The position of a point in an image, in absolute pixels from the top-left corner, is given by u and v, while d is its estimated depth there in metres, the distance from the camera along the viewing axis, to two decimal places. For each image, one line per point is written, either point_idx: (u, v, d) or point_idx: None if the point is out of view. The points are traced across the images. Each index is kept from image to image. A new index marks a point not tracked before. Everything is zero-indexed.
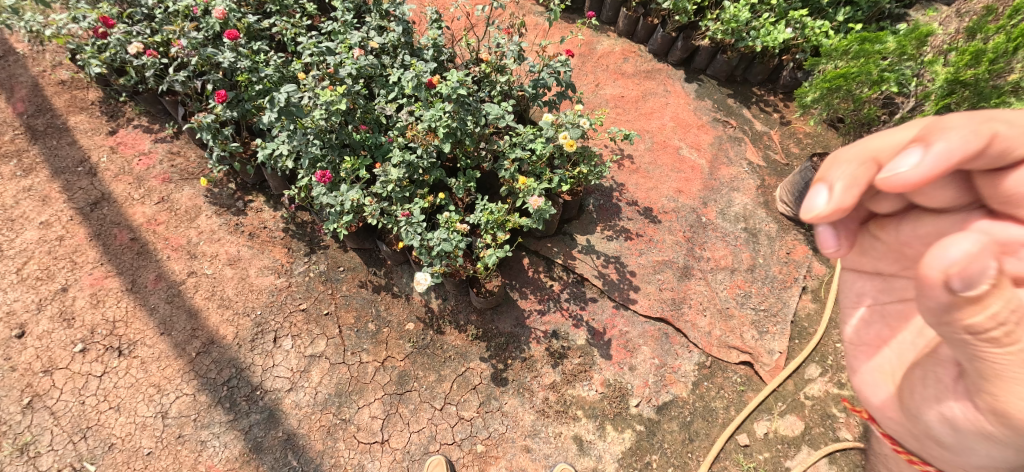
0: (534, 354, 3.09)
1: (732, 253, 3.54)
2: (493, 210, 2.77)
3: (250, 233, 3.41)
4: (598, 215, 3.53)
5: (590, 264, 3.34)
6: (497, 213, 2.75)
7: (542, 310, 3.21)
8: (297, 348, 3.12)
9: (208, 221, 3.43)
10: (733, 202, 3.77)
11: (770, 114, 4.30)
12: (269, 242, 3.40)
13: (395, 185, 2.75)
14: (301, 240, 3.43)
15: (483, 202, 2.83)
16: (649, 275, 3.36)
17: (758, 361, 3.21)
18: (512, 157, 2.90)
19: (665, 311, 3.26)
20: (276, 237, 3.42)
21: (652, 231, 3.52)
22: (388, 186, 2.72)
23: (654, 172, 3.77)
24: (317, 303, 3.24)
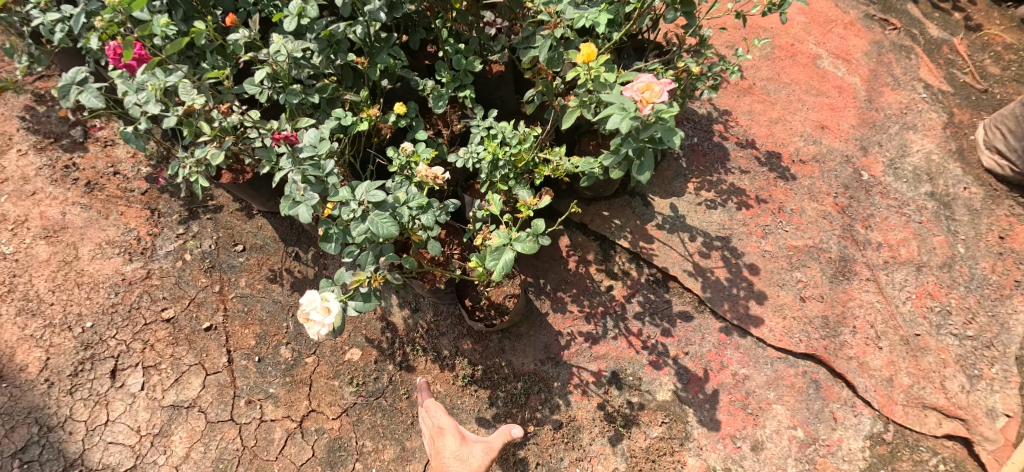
0: (578, 418, 1.67)
1: (918, 236, 2.06)
2: (507, 141, 1.30)
3: (87, 183, 1.97)
4: (689, 162, 2.00)
5: (677, 251, 1.85)
6: (515, 147, 1.30)
7: (594, 334, 1.76)
8: (152, 390, 1.74)
9: (15, 159, 1.98)
10: (908, 148, 2.25)
11: (950, 11, 2.70)
12: (118, 199, 1.96)
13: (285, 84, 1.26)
14: (175, 197, 1.98)
15: (487, 124, 1.35)
16: (782, 273, 1.86)
17: (975, 437, 1.77)
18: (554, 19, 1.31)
19: (815, 342, 1.78)
20: (131, 191, 1.98)
21: (784, 193, 1.99)
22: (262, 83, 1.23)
23: (779, 93, 2.21)
24: (192, 311, 1.82)
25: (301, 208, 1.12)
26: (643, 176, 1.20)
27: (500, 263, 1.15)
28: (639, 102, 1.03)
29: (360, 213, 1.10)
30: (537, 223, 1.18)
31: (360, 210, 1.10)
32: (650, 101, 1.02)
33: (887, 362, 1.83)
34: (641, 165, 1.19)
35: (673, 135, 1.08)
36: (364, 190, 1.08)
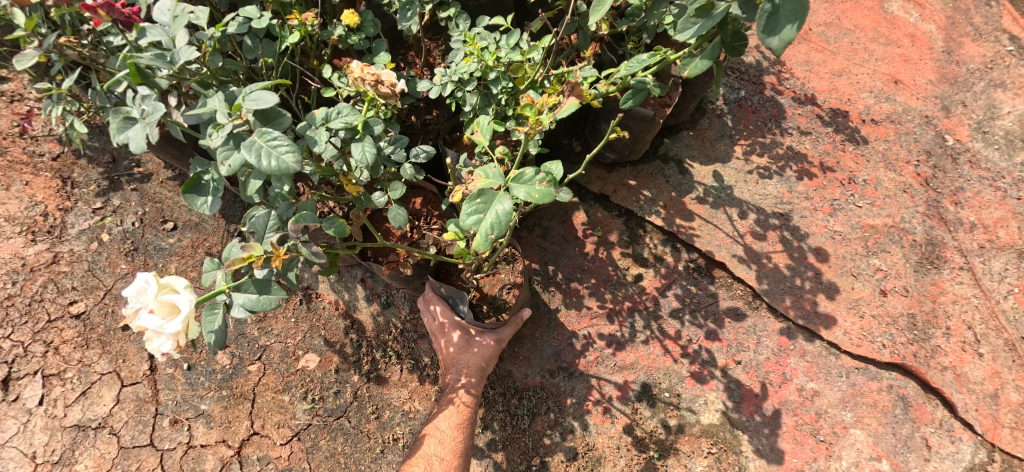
0: (597, 447, 1.30)
1: (1019, 215, 1.61)
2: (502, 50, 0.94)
3: None
4: (735, 121, 1.60)
5: (722, 232, 1.46)
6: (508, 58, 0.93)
7: (617, 337, 1.38)
8: (53, 406, 1.35)
9: None
10: (1001, 106, 1.81)
11: None
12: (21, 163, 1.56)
13: None
14: (94, 164, 1.58)
15: (478, 31, 0.97)
16: (857, 261, 1.47)
17: None
18: None
19: (901, 348, 1.40)
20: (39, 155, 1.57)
21: (853, 161, 1.59)
22: None
23: (841, 41, 1.79)
24: (107, 304, 1.44)
25: (138, 130, 0.69)
26: (774, 37, 0.61)
27: (490, 216, 0.66)
28: None
29: (234, 136, 0.66)
30: (551, 167, 0.83)
31: (234, 131, 0.66)
32: None
33: (989, 373, 1.42)
34: (770, 11, 0.60)
35: None
36: (239, 95, 0.63)
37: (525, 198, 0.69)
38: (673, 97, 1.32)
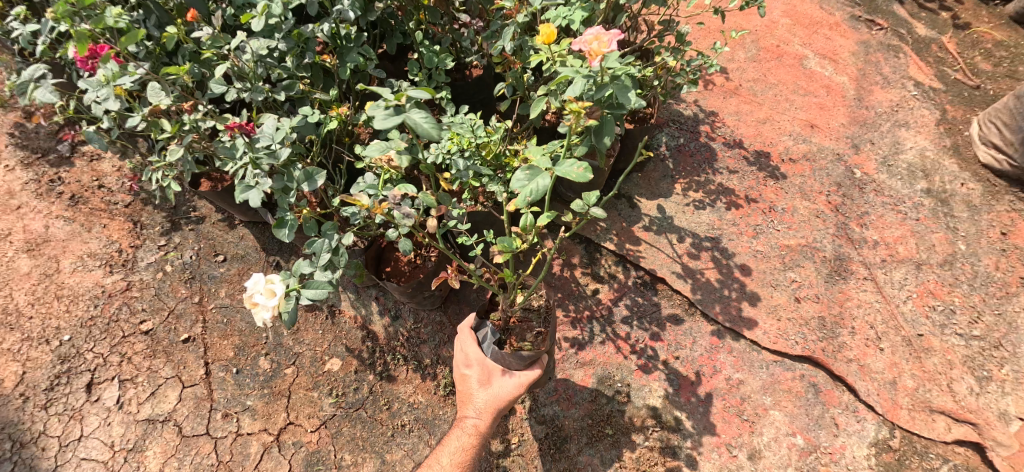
0: (565, 428, 1.61)
1: (916, 233, 2.00)
2: (474, 132, 1.32)
3: (72, 195, 1.97)
4: (675, 163, 1.98)
5: (665, 253, 1.81)
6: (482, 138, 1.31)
7: (580, 339, 1.71)
8: (128, 404, 1.69)
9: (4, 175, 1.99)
10: (902, 145, 2.19)
11: (936, 14, 2.69)
12: (102, 211, 1.95)
13: (252, 80, 1.26)
14: (158, 209, 1.98)
15: (458, 117, 1.36)
16: (776, 274, 1.82)
17: (990, 442, 1.69)
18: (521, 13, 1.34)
19: (812, 344, 1.73)
20: (116, 204, 1.97)
21: (774, 192, 1.95)
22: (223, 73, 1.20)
23: (765, 94, 2.18)
24: (170, 322, 1.79)
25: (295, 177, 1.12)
26: (603, 139, 1.19)
27: (533, 185, 1.01)
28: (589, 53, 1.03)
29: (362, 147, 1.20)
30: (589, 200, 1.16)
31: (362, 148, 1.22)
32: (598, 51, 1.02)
33: (889, 364, 1.76)
34: (600, 129, 1.19)
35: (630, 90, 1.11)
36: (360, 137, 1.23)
37: (563, 170, 1.02)
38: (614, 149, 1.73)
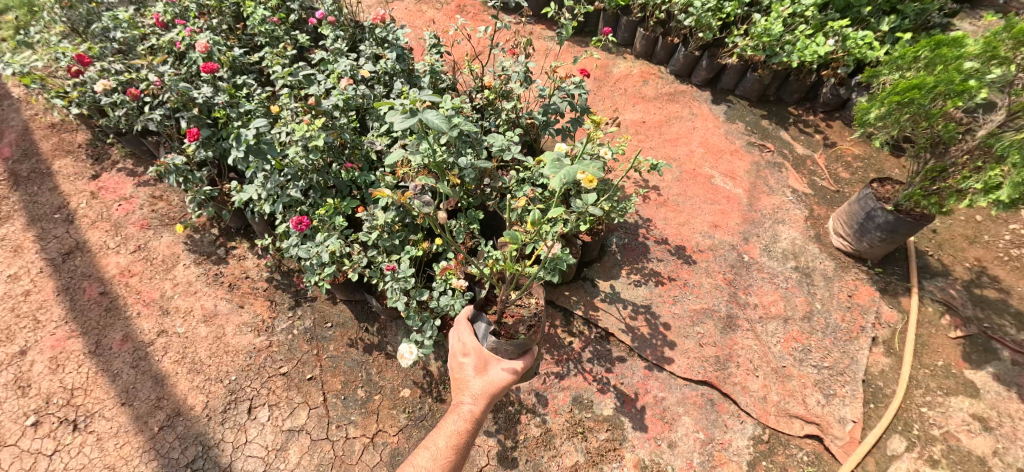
0: (553, 429, 2.59)
1: (784, 298, 3.02)
2: (499, 259, 2.38)
3: (230, 284, 3.01)
4: (622, 256, 3.06)
5: (615, 316, 2.87)
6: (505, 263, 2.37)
7: (561, 373, 2.73)
8: (276, 420, 2.66)
9: (185, 271, 3.03)
10: (778, 236, 3.24)
11: (812, 135, 3.71)
12: (250, 294, 2.98)
13: (382, 232, 2.34)
14: (285, 291, 3.00)
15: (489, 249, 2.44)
16: (687, 328, 2.87)
17: (827, 434, 2.67)
18: (520, 195, 2.58)
19: (708, 373, 2.76)
20: (258, 288, 3.01)
21: (687, 273, 3.02)
22: (373, 233, 2.30)
23: (685, 205, 3.26)
24: (300, 367, 2.79)
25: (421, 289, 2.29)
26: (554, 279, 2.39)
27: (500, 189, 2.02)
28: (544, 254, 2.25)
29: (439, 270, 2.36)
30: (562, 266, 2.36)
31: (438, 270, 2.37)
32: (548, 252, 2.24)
33: (762, 385, 2.77)
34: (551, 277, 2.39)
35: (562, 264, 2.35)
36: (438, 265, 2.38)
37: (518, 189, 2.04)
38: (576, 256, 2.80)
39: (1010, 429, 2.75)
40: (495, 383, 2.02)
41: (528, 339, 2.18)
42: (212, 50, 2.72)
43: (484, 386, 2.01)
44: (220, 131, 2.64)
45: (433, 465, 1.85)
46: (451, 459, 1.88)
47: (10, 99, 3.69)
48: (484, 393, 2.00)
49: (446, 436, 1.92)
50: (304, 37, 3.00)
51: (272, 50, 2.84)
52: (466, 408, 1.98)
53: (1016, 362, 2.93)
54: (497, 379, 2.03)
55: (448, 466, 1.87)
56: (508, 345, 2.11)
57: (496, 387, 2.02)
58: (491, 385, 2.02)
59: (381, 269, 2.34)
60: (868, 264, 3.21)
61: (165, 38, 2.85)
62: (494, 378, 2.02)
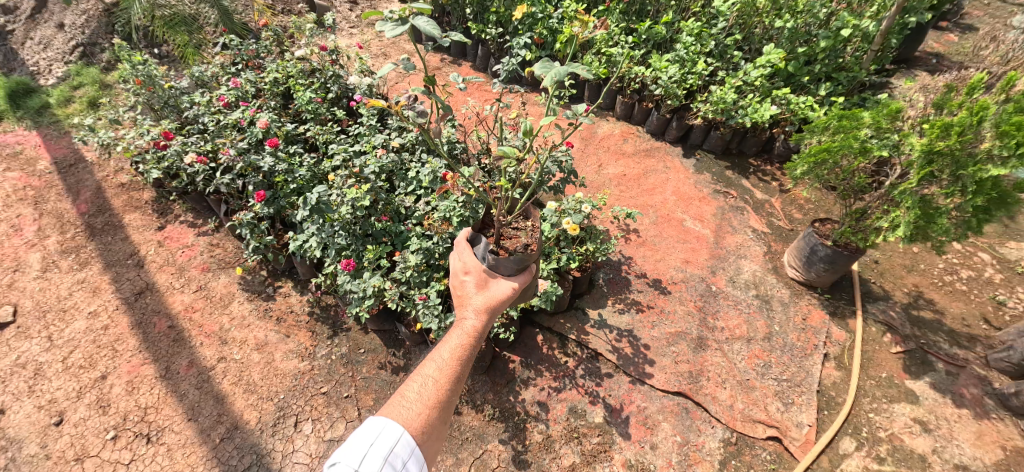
0: (553, 434, 3.08)
1: (748, 321, 3.52)
2: None
3: (278, 318, 3.37)
4: (608, 288, 3.62)
5: (603, 339, 3.40)
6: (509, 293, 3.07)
7: (558, 387, 3.24)
8: (318, 432, 3.01)
9: (240, 307, 3.36)
10: (741, 268, 3.74)
11: (769, 183, 4.20)
12: (295, 326, 3.36)
13: (413, 270, 2.93)
14: (324, 323, 3.39)
15: None
16: (664, 348, 3.39)
17: (786, 436, 3.12)
18: None
19: (683, 385, 3.26)
20: (302, 321, 3.38)
21: (663, 301, 3.57)
22: (407, 271, 2.90)
23: (661, 244, 3.84)
24: (338, 387, 3.18)
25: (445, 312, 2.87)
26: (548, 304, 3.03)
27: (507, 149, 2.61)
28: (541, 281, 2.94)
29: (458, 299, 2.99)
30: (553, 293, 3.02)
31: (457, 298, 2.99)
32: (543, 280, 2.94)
33: (728, 395, 3.25)
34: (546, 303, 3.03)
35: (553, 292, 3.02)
36: None
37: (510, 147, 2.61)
38: (569, 289, 3.35)
39: (946, 430, 3.12)
40: (496, 299, 2.10)
41: (525, 255, 2.17)
42: (271, 126, 3.27)
43: (486, 301, 2.07)
44: (279, 192, 3.19)
45: (440, 374, 1.86)
46: (457, 369, 1.89)
47: (83, 162, 3.85)
48: (485, 308, 2.05)
49: (449, 350, 1.92)
50: (342, 112, 3.54)
51: (319, 125, 3.42)
52: (468, 323, 2.00)
53: (948, 372, 3.33)
54: (497, 295, 2.10)
55: (454, 376, 1.87)
56: (508, 259, 2.12)
57: (496, 304, 2.09)
58: (491, 300, 2.08)
59: (413, 300, 2.89)
60: (818, 291, 3.68)
61: (231, 115, 3.31)
62: (494, 294, 2.10)
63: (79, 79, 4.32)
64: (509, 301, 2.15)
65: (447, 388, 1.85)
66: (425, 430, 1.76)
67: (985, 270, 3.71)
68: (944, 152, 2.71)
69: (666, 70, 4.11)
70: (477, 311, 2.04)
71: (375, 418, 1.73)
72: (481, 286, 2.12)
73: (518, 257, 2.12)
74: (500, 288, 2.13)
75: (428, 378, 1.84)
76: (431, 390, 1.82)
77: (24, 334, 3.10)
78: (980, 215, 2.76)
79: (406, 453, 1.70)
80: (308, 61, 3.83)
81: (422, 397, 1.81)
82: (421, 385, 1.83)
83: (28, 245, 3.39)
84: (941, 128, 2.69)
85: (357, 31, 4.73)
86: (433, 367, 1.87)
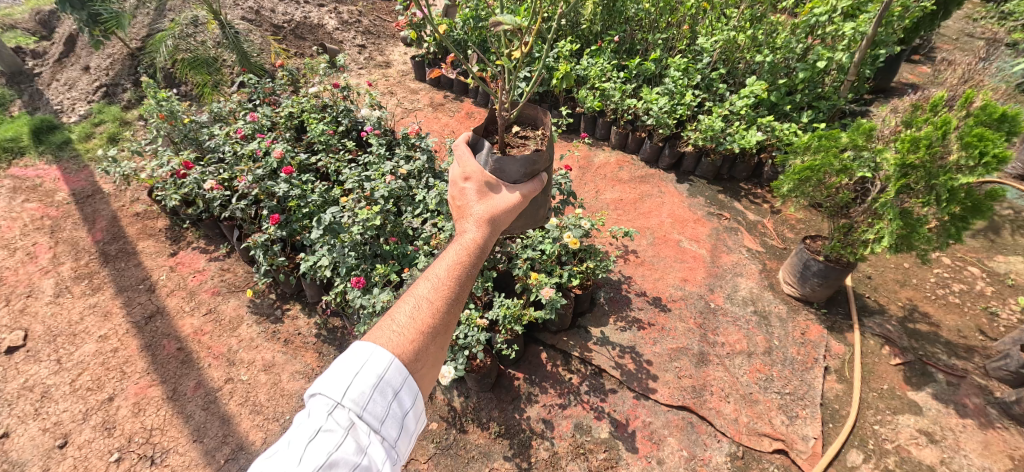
0: (559, 451, 3.07)
1: (748, 337, 3.56)
2: (509, 305, 3.13)
3: (285, 339, 3.29)
4: (609, 307, 3.71)
5: (606, 355, 3.45)
6: (513, 307, 3.12)
7: (563, 403, 3.26)
8: None
9: (248, 329, 3.32)
10: (738, 286, 3.82)
11: (760, 204, 4.37)
12: (302, 347, 3.26)
13: None
14: (331, 344, 3.29)
15: (500, 299, 3.18)
16: (666, 364, 3.43)
17: (793, 449, 3.07)
18: (524, 256, 3.30)
19: (687, 400, 3.26)
20: (309, 343, 3.28)
21: (663, 319, 3.64)
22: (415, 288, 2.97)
23: (658, 263, 3.96)
24: None
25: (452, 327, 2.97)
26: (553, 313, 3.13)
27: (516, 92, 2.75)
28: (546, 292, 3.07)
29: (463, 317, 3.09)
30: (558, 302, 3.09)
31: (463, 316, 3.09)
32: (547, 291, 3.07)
33: (733, 409, 3.23)
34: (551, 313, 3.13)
35: (558, 301, 3.09)
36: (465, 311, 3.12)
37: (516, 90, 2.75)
38: (571, 306, 3.42)
39: (953, 441, 3.04)
40: (499, 209, 2.20)
41: (529, 160, 2.32)
42: (285, 155, 3.44)
43: (489, 209, 2.18)
44: (292, 216, 3.31)
45: (434, 295, 1.83)
46: (452, 289, 1.86)
47: (101, 194, 4.01)
48: (486, 221, 2.12)
49: (446, 267, 1.90)
50: (352, 143, 3.73)
51: (331, 155, 3.60)
52: (470, 233, 2.05)
53: (949, 382, 3.29)
54: (500, 205, 2.21)
55: (449, 295, 1.84)
56: (509, 163, 2.28)
57: (499, 214, 2.18)
58: (494, 210, 2.18)
59: None
60: (815, 306, 3.73)
61: (247, 146, 3.50)
62: (497, 204, 2.21)
63: (100, 117, 4.57)
64: (510, 212, 2.24)
65: (444, 308, 1.81)
66: (416, 357, 1.72)
67: (976, 283, 3.77)
68: (916, 165, 2.89)
69: (656, 102, 4.35)
70: (480, 219, 2.12)
71: (363, 344, 1.69)
72: (485, 196, 2.25)
73: (522, 161, 2.28)
74: (503, 200, 2.25)
75: (422, 299, 1.82)
76: (424, 313, 1.78)
77: (34, 358, 3.12)
78: (958, 223, 2.92)
79: (398, 382, 1.67)
80: (321, 98, 4.04)
81: (414, 318, 1.77)
82: (414, 307, 1.80)
83: (42, 271, 3.49)
84: (910, 142, 2.87)
85: (365, 71, 5.07)
86: (431, 286, 1.85)
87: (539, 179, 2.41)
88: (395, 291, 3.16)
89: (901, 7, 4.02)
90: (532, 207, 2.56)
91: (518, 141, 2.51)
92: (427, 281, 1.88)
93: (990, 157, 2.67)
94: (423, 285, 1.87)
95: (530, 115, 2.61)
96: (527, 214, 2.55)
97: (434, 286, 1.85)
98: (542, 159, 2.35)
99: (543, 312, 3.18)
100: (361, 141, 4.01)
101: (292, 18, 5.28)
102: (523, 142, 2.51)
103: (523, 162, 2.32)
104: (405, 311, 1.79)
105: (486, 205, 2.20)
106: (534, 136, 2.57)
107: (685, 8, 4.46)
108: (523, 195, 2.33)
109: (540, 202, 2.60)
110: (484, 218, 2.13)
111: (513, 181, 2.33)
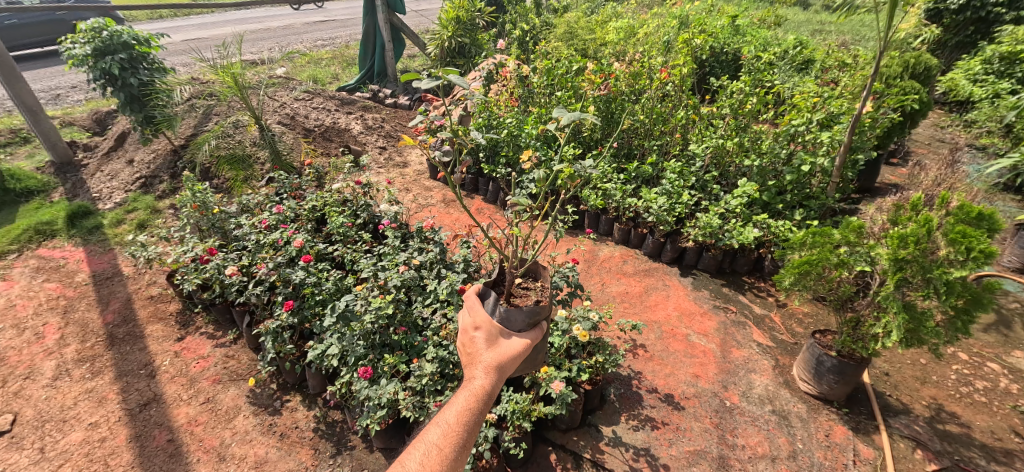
0: None
1: (769, 439, 3.35)
2: (518, 400, 3.05)
3: (281, 433, 3.13)
4: (620, 404, 3.55)
5: (619, 457, 3.24)
6: (522, 402, 3.03)
7: None
8: None
9: (244, 421, 3.17)
10: (752, 383, 3.69)
11: (765, 297, 4.40)
12: (298, 442, 3.09)
13: (429, 378, 2.94)
14: (328, 439, 3.12)
15: (509, 393, 3.11)
16: (685, 468, 3.19)
17: None
18: None
19: None
20: (306, 437, 3.12)
21: (677, 418, 3.47)
22: (422, 378, 2.92)
23: (668, 358, 3.87)
24: None
25: None
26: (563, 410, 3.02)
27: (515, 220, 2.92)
28: (556, 387, 3.00)
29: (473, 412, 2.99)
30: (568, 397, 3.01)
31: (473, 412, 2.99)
32: (558, 385, 2.98)
33: None
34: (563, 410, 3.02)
35: (568, 396, 3.00)
36: None
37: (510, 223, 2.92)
38: (581, 402, 3.29)
39: None
40: (508, 354, 2.22)
41: (536, 310, 2.30)
42: (305, 244, 3.58)
43: (498, 355, 2.19)
44: (305, 303, 3.35)
45: (443, 441, 1.91)
46: (460, 435, 1.93)
47: (120, 275, 4.10)
48: (493, 365, 2.14)
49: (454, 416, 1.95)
50: (369, 234, 3.88)
51: (348, 245, 3.73)
52: (478, 383, 2.07)
53: None
54: (509, 350, 2.23)
55: (457, 442, 1.92)
56: (516, 313, 2.27)
57: (508, 361, 2.19)
58: (502, 356, 2.18)
59: (430, 408, 2.86)
60: (836, 405, 3.55)
61: (270, 235, 3.65)
62: (505, 348, 2.22)
63: (134, 205, 4.83)
64: (518, 357, 2.25)
65: (451, 458, 1.88)
66: None
67: (999, 380, 3.64)
68: (909, 259, 2.95)
69: (655, 201, 4.59)
70: (487, 366, 2.14)
71: None
72: (495, 340, 2.24)
73: (526, 312, 2.26)
74: (513, 344, 2.27)
75: (430, 446, 1.89)
76: (433, 460, 1.86)
77: (17, 445, 2.96)
78: (963, 316, 2.93)
79: None
80: (342, 193, 4.28)
81: (423, 465, 1.84)
82: (424, 455, 1.87)
83: (46, 352, 3.45)
84: (898, 239, 2.97)
85: (384, 171, 5.46)
86: (437, 437, 1.91)
87: (542, 327, 2.41)
88: (401, 383, 3.08)
89: (870, 119, 4.43)
90: (537, 352, 2.54)
91: (520, 291, 2.54)
92: (433, 431, 1.93)
93: (977, 252, 2.76)
94: (430, 438, 1.91)
95: (533, 268, 2.64)
96: (531, 358, 2.53)
97: (440, 437, 1.91)
98: (545, 308, 2.35)
99: (553, 408, 3.07)
100: (378, 232, 4.17)
101: (322, 123, 5.85)
102: (525, 293, 2.52)
103: (530, 309, 2.31)
104: (412, 462, 1.85)
105: (495, 350, 2.20)
106: (535, 287, 2.57)
107: (676, 119, 4.84)
108: (531, 342, 2.33)
109: (544, 346, 2.58)
110: (493, 364, 2.15)
111: (518, 329, 2.31)
